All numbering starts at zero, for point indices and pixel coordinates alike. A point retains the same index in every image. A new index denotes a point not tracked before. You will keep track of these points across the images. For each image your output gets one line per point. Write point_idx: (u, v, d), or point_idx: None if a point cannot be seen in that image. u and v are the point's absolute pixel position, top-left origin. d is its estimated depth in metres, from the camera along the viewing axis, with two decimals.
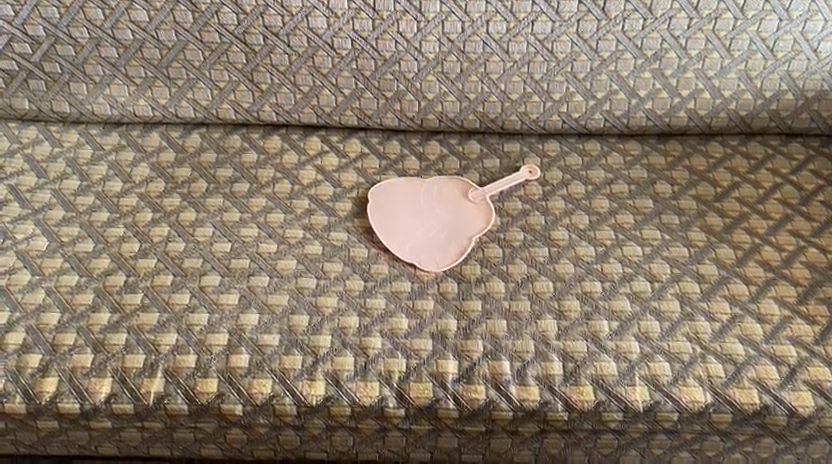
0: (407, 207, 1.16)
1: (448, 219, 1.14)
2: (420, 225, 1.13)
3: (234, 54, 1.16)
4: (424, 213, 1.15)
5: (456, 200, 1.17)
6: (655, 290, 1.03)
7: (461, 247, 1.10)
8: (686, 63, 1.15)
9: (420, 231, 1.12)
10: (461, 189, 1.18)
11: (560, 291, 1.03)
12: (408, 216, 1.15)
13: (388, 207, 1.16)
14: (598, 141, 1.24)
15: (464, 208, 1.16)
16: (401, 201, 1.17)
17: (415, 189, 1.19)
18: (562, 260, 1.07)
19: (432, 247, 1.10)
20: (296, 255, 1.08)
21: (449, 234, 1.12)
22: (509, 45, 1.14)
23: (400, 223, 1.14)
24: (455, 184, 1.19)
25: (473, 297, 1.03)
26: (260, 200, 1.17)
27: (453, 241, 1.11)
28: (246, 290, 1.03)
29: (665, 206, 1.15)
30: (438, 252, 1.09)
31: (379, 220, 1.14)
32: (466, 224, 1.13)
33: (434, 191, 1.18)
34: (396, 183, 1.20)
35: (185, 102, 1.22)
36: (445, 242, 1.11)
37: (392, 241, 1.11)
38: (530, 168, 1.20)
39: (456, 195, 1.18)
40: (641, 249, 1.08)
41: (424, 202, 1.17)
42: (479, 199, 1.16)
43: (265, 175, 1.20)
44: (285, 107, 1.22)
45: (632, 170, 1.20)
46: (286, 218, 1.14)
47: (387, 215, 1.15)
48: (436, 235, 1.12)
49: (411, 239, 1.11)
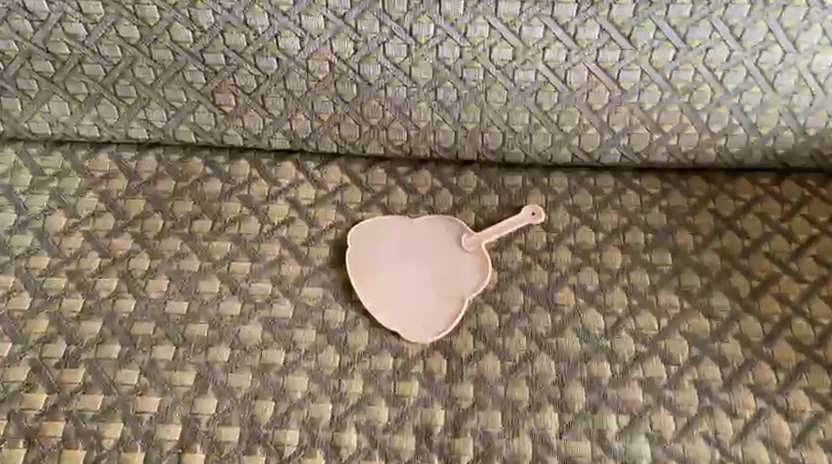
0: (393, 254, 1.02)
1: (439, 272, 1.00)
2: (407, 278, 0.99)
3: (191, 73, 0.99)
4: (412, 263, 1.01)
5: (449, 246, 1.02)
6: (672, 375, 0.91)
7: (453, 308, 0.96)
8: (722, 97, 0.98)
9: (407, 287, 0.99)
10: (454, 231, 1.03)
11: (564, 373, 0.91)
12: (394, 267, 1.01)
13: (371, 254, 1.02)
14: (613, 175, 1.08)
15: (458, 257, 1.01)
16: (387, 246, 1.02)
17: (402, 230, 1.04)
18: (568, 331, 0.94)
19: (420, 308, 0.97)
20: (263, 318, 0.95)
21: (440, 291, 0.98)
22: (515, 73, 0.97)
23: (385, 276, 1.00)
24: (448, 224, 1.04)
25: (465, 380, 0.90)
26: (224, 243, 1.02)
27: (444, 301, 0.97)
28: (205, 365, 0.90)
29: (687, 263, 1.01)
30: (427, 314, 0.96)
31: (361, 271, 1.00)
32: (460, 278, 0.99)
33: (423, 234, 1.03)
34: (381, 222, 1.04)
35: (136, 121, 1.05)
36: (435, 302, 0.97)
37: (375, 300, 0.97)
38: (534, 210, 1.04)
39: (448, 239, 1.03)
40: (657, 320, 0.95)
41: (412, 248, 1.02)
42: (474, 245, 1.01)
43: (231, 210, 1.05)
44: (253, 130, 1.05)
45: (650, 214, 1.05)
46: (254, 268, 1.00)
47: (370, 265, 1.01)
48: (426, 293, 0.98)
49: (397, 297, 0.98)
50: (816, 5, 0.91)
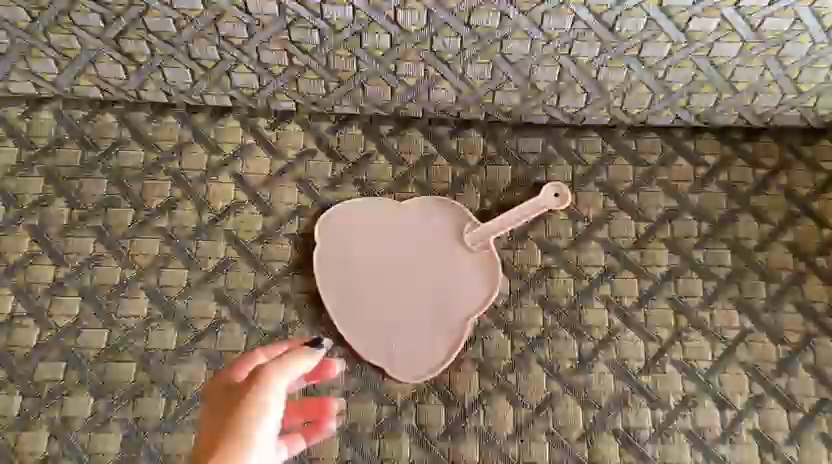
0: (373, 254, 0.78)
1: (433, 278, 0.77)
2: (391, 289, 0.76)
3: (82, 14, 0.69)
4: (397, 266, 0.77)
5: (445, 242, 0.78)
6: (726, 425, 0.73)
7: (452, 335, 0.75)
8: (825, 50, 0.71)
9: (392, 302, 0.76)
10: (452, 221, 0.79)
11: (592, 425, 0.72)
12: (374, 272, 0.77)
13: (343, 254, 0.78)
14: (660, 137, 0.83)
15: (457, 259, 0.78)
16: (364, 243, 0.78)
17: (384, 219, 0.79)
18: (598, 365, 0.74)
19: (409, 333, 0.75)
20: (208, 352, 0.74)
21: (435, 309, 0.76)
22: (544, 19, 0.68)
23: (363, 287, 0.76)
24: (444, 211, 0.79)
25: (470, 436, 0.72)
26: (152, 242, 0.78)
27: (440, 323, 0.75)
28: (134, 424, 0.71)
29: (749, 264, 0.79)
30: (420, 342, 0.75)
31: (331, 280, 0.76)
32: (460, 289, 0.76)
33: (412, 224, 0.79)
34: (356, 208, 0.79)
35: (17, 74, 0.76)
36: (429, 324, 0.75)
37: (352, 324, 0.75)
38: (557, 190, 0.80)
39: (444, 232, 0.79)
40: (710, 347, 0.75)
41: (398, 243, 0.78)
42: (479, 243, 0.78)
43: (160, 193, 0.80)
44: (181, 86, 0.78)
45: (704, 194, 0.82)
46: (193, 278, 0.76)
47: (343, 270, 0.77)
48: (417, 309, 0.76)
49: (379, 318, 0.75)
50: None
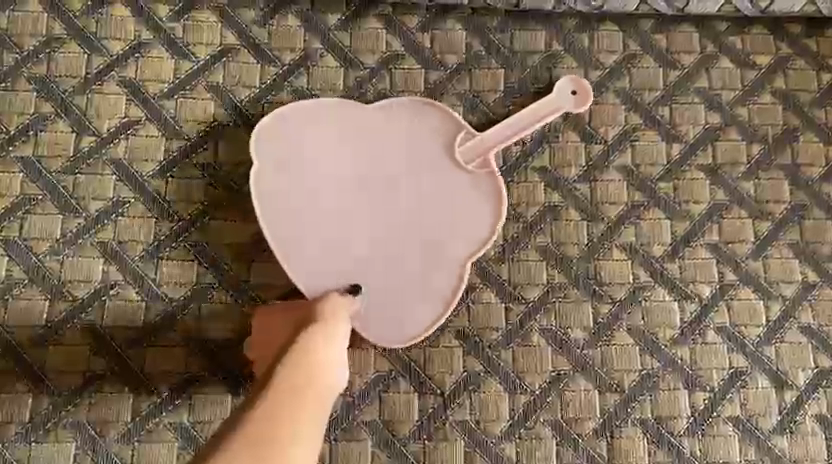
0: (333, 173, 0.56)
1: (417, 207, 0.56)
2: (359, 222, 0.56)
3: None
4: (367, 190, 0.56)
5: (432, 158, 0.57)
6: (784, 411, 0.55)
7: (444, 285, 0.55)
8: None
9: (360, 240, 0.55)
10: (441, 130, 0.58)
11: (612, 415, 0.55)
12: (336, 199, 0.56)
13: (293, 174, 0.56)
14: (698, 29, 0.63)
15: (450, 180, 0.57)
16: (321, 158, 0.57)
17: (348, 126, 0.57)
18: (619, 334, 0.56)
19: (385, 282, 0.55)
20: (92, 330, 0.54)
21: (420, 249, 0.56)
22: None
23: (319, 219, 0.56)
24: (429, 117, 0.58)
25: (452, 433, 0.54)
26: (11, 177, 0.56)
27: (426, 268, 0.55)
28: None
29: (813, 198, 0.60)
30: (399, 294, 0.55)
31: (276, 211, 0.56)
32: (453, 224, 0.56)
33: (386, 134, 0.58)
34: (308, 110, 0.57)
35: None
36: (413, 270, 0.55)
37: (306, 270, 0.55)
38: (574, 86, 0.60)
39: (430, 145, 0.58)
40: (764, 308, 0.57)
41: (367, 159, 0.57)
42: (476, 160, 0.57)
43: (20, 109, 0.58)
44: None
45: (755, 105, 0.62)
46: (69, 227, 0.55)
47: (292, 197, 0.56)
48: (395, 249, 0.55)
49: (343, 263, 0.55)
50: None
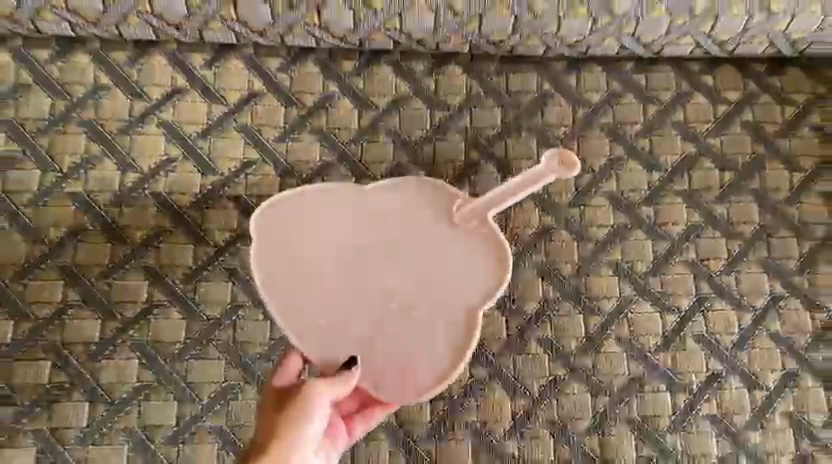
0: (333, 247, 0.59)
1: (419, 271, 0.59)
2: (361, 292, 0.58)
3: None
4: (369, 263, 0.59)
5: (430, 221, 0.60)
6: (756, 409, 0.62)
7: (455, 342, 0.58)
8: None
9: (367, 308, 0.58)
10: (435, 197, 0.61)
11: (604, 414, 0.61)
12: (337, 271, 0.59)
13: (290, 252, 0.59)
14: (674, 70, 0.71)
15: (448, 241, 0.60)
16: (318, 234, 0.60)
17: (344, 205, 0.60)
18: (608, 342, 0.63)
19: (394, 348, 0.57)
20: (139, 345, 0.60)
21: (424, 313, 0.58)
22: None
23: (321, 296, 0.58)
24: (424, 187, 0.62)
25: (461, 432, 0.60)
26: (65, 210, 0.63)
27: (434, 326, 0.58)
28: (50, 436, 0.58)
29: (779, 219, 0.68)
30: (412, 353, 0.58)
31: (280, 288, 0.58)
32: (452, 288, 0.59)
33: (381, 210, 0.60)
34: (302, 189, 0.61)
35: None
36: (421, 332, 0.58)
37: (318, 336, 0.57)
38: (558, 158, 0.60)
39: (425, 211, 0.61)
40: (737, 317, 0.64)
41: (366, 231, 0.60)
42: (475, 222, 0.60)
43: (71, 150, 0.65)
44: (88, 16, 0.62)
45: (726, 136, 0.70)
46: (117, 254, 0.62)
47: (293, 276, 0.59)
48: (400, 315, 0.58)
49: (350, 335, 0.57)
50: None
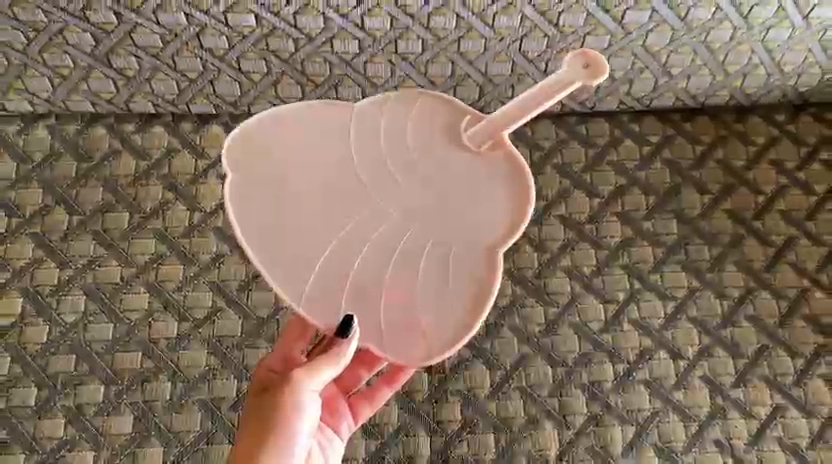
0: (333, 195, 0.63)
1: (425, 217, 0.63)
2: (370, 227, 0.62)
3: (73, 34, 0.76)
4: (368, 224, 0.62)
5: (437, 157, 0.64)
6: (680, 374, 0.81)
7: (472, 286, 0.62)
8: (744, 35, 0.80)
9: (370, 260, 0.62)
10: (433, 108, 0.65)
11: (561, 380, 0.80)
12: (339, 189, 0.63)
13: (288, 183, 0.63)
14: (608, 121, 0.92)
15: (456, 176, 0.63)
16: (316, 162, 0.63)
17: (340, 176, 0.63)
18: (564, 327, 0.82)
19: (400, 312, 0.61)
20: (207, 338, 0.80)
21: (428, 221, 0.63)
22: (496, 18, 0.76)
23: (315, 247, 0.62)
24: (423, 107, 0.65)
25: (452, 397, 0.79)
26: (148, 241, 0.84)
27: (440, 284, 0.62)
28: (143, 405, 0.77)
29: (693, 230, 0.88)
30: (418, 305, 0.61)
31: (277, 227, 0.62)
32: (460, 211, 0.62)
33: (381, 180, 0.63)
34: (289, 129, 0.64)
35: (14, 93, 0.83)
36: (427, 260, 0.62)
37: (317, 286, 0.61)
38: (585, 62, 0.62)
39: (426, 179, 0.63)
40: (663, 306, 0.84)
41: (368, 160, 0.64)
42: (489, 142, 0.63)
43: (152, 196, 0.86)
44: (168, 96, 0.84)
45: (650, 170, 0.90)
46: (188, 272, 0.83)
47: (290, 234, 0.62)
48: (407, 274, 0.62)
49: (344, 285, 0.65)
50: None
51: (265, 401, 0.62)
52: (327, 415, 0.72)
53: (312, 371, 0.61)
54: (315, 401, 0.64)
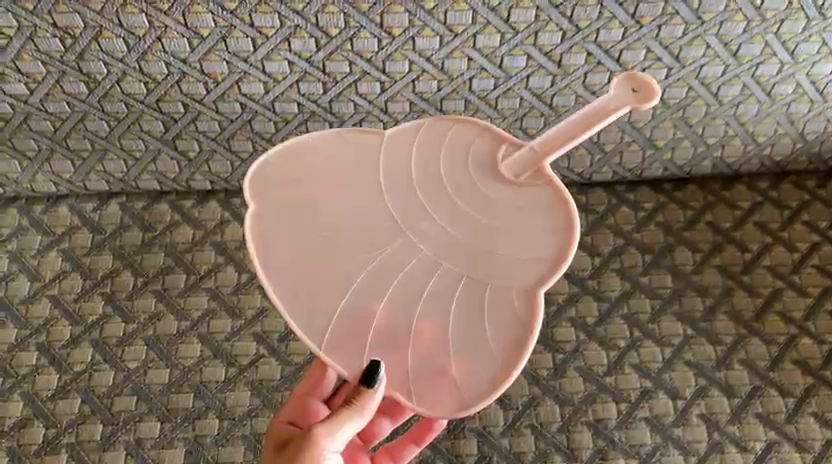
0: (363, 229, 0.65)
1: (457, 251, 0.64)
2: (399, 262, 0.64)
3: (148, 122, 0.91)
4: (397, 258, 0.64)
5: (471, 191, 0.66)
6: (678, 412, 0.88)
7: (509, 332, 0.62)
8: (717, 110, 0.92)
9: (400, 295, 0.64)
10: (463, 138, 0.69)
11: (569, 418, 0.88)
12: (368, 223, 0.66)
13: (314, 213, 0.66)
14: (606, 191, 1.04)
15: (488, 206, 0.66)
16: (344, 194, 0.66)
17: (369, 211, 0.66)
18: (570, 370, 0.91)
19: (431, 356, 0.62)
20: (250, 381, 0.90)
21: (460, 257, 0.64)
22: (499, 101, 0.89)
23: (341, 281, 0.64)
24: (460, 137, 0.69)
25: (468, 433, 0.87)
26: (201, 298, 0.96)
27: (473, 326, 0.62)
28: (194, 441, 0.87)
29: (687, 284, 0.97)
30: (452, 350, 0.62)
31: (301, 261, 0.64)
32: (494, 249, 0.64)
33: (412, 215, 0.66)
34: (319, 158, 0.68)
35: (94, 173, 0.98)
36: (460, 296, 0.63)
37: (342, 323, 0.63)
38: (634, 85, 0.66)
39: (459, 213, 0.66)
40: (661, 351, 0.92)
41: (399, 191, 0.67)
42: (529, 172, 0.66)
43: (205, 260, 0.99)
44: (222, 173, 0.99)
45: (645, 232, 1.01)
46: (235, 324, 0.94)
47: (315, 266, 0.64)
48: (439, 311, 0.63)
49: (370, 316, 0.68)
50: (817, 17, 0.82)
51: (290, 455, 0.64)
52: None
53: (334, 427, 0.63)
54: (334, 456, 0.66)
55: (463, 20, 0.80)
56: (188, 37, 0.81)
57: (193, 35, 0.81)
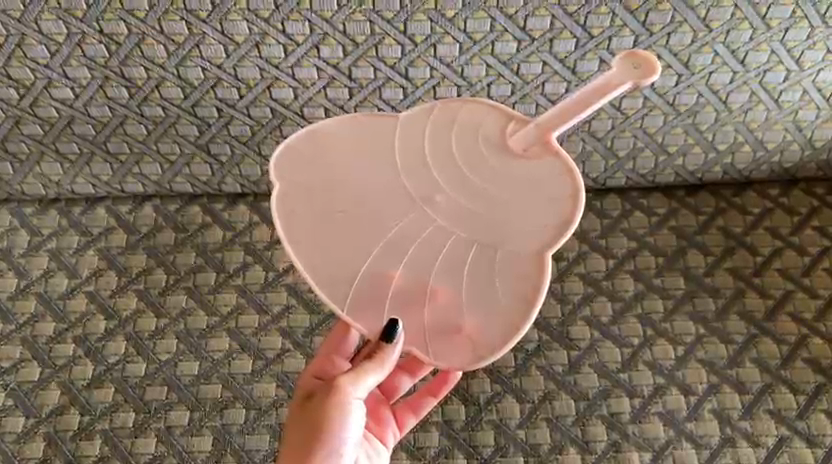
0: (380, 202, 0.70)
1: (469, 221, 0.69)
2: (414, 233, 0.69)
3: (183, 126, 0.96)
4: (414, 229, 0.69)
5: (482, 165, 0.70)
6: (690, 407, 0.91)
7: (517, 291, 0.66)
8: (726, 117, 0.96)
9: (416, 262, 0.68)
10: (474, 117, 0.72)
11: (584, 411, 0.91)
12: (386, 197, 0.70)
13: (335, 189, 0.70)
14: (620, 196, 1.07)
15: (498, 179, 0.70)
16: (362, 171, 0.71)
17: (387, 186, 0.70)
18: (585, 367, 0.94)
19: (445, 315, 0.67)
20: (276, 373, 0.94)
21: (472, 226, 0.69)
22: (516, 107, 0.93)
23: (361, 251, 0.68)
24: (469, 115, 0.72)
25: (486, 426, 0.90)
26: (230, 296, 1.00)
27: (485, 288, 0.67)
28: (222, 428, 0.91)
29: (699, 285, 1.00)
30: (464, 310, 0.67)
31: (322, 235, 0.69)
32: (504, 218, 0.68)
33: (426, 189, 0.70)
34: (338, 139, 0.72)
35: (131, 176, 1.03)
36: (472, 261, 0.68)
37: (363, 289, 0.68)
38: (636, 64, 0.68)
39: (471, 186, 0.70)
40: (674, 349, 0.95)
41: (414, 167, 0.71)
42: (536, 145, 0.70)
43: (234, 259, 1.03)
44: (252, 177, 1.04)
45: (658, 236, 1.04)
46: (262, 320, 0.98)
47: (336, 238, 0.69)
48: (452, 275, 0.68)
49: None
50: (821, 26, 0.85)
51: (314, 408, 0.69)
52: (374, 423, 0.83)
53: (356, 378, 0.69)
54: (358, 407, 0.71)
55: (483, 28, 0.85)
56: (224, 43, 0.86)
57: (229, 42, 0.86)
